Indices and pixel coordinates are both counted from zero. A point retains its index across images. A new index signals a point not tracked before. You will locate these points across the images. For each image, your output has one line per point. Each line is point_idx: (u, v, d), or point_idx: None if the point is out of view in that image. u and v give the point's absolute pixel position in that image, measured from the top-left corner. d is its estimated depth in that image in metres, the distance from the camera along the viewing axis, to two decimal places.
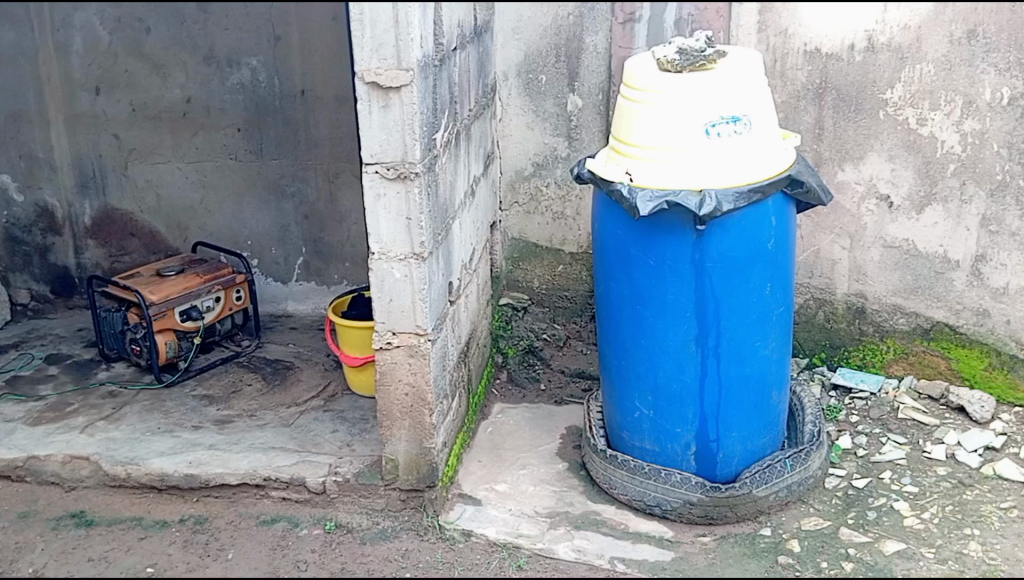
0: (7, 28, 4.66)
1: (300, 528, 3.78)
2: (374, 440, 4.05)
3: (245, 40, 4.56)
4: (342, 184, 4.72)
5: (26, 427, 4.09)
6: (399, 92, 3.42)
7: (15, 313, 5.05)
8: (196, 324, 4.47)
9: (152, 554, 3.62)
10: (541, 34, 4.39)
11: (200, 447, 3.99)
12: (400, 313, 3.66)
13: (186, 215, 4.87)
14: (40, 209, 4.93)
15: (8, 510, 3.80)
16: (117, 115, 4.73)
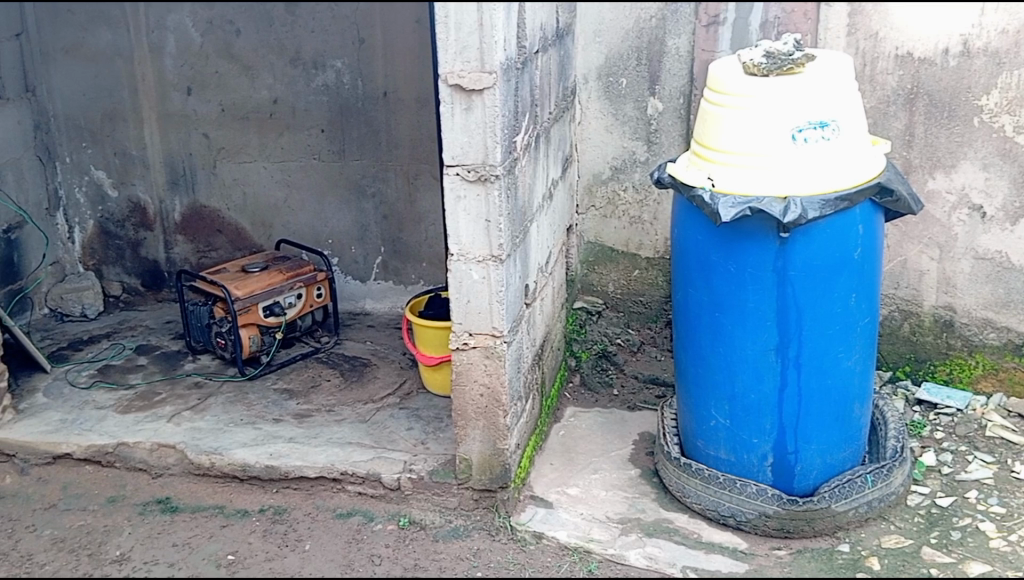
0: (105, 29, 4.84)
1: (374, 523, 3.85)
2: (448, 439, 4.09)
3: (331, 42, 4.64)
4: (421, 185, 4.78)
5: (117, 414, 4.24)
6: (482, 94, 3.44)
7: (108, 304, 5.24)
8: (278, 320, 4.57)
9: (233, 542, 3.73)
10: (622, 37, 4.36)
11: (280, 439, 4.09)
12: (477, 314, 3.69)
13: (270, 213, 4.99)
14: (133, 205, 5.12)
15: (98, 494, 3.95)
16: (207, 115, 4.87)
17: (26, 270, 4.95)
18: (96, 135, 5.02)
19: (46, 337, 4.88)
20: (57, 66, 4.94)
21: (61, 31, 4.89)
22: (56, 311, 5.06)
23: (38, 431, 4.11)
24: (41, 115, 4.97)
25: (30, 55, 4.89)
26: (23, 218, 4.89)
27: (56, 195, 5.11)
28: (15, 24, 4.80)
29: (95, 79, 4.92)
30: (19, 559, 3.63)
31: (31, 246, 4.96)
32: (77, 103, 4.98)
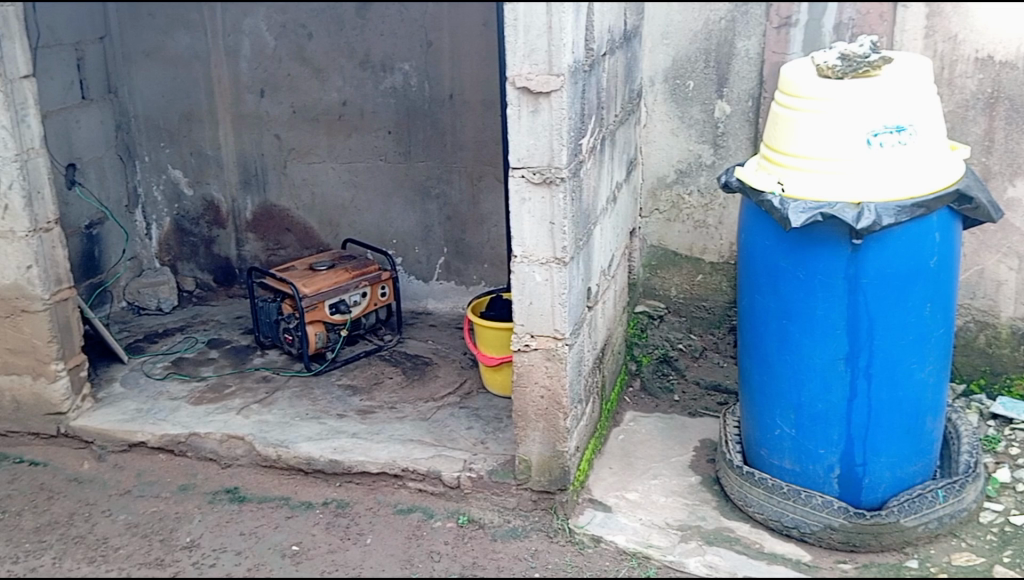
0: (184, 33, 5.00)
1: (434, 519, 3.90)
2: (507, 440, 4.11)
3: (399, 46, 4.71)
4: (485, 187, 4.81)
5: (189, 405, 4.38)
6: (549, 97, 3.45)
7: (182, 299, 5.42)
8: (344, 317, 4.66)
9: (297, 533, 3.82)
10: (690, 39, 4.31)
11: (343, 434, 4.17)
12: (539, 316, 3.70)
13: (338, 213, 5.08)
14: (208, 202, 5.27)
15: (170, 482, 4.09)
16: (279, 116, 4.99)
17: (106, 264, 5.14)
18: (174, 135, 5.18)
19: (124, 329, 5.06)
20: (138, 68, 5.12)
21: (142, 35, 5.06)
22: (133, 304, 5.25)
23: (115, 419, 4.27)
24: (123, 115, 5.15)
25: (113, 58, 5.07)
26: (105, 214, 5.08)
27: (135, 193, 5.30)
28: (100, 28, 5.00)
29: (174, 81, 5.09)
30: (96, 541, 3.78)
31: (111, 241, 5.15)
32: (156, 104, 5.15)
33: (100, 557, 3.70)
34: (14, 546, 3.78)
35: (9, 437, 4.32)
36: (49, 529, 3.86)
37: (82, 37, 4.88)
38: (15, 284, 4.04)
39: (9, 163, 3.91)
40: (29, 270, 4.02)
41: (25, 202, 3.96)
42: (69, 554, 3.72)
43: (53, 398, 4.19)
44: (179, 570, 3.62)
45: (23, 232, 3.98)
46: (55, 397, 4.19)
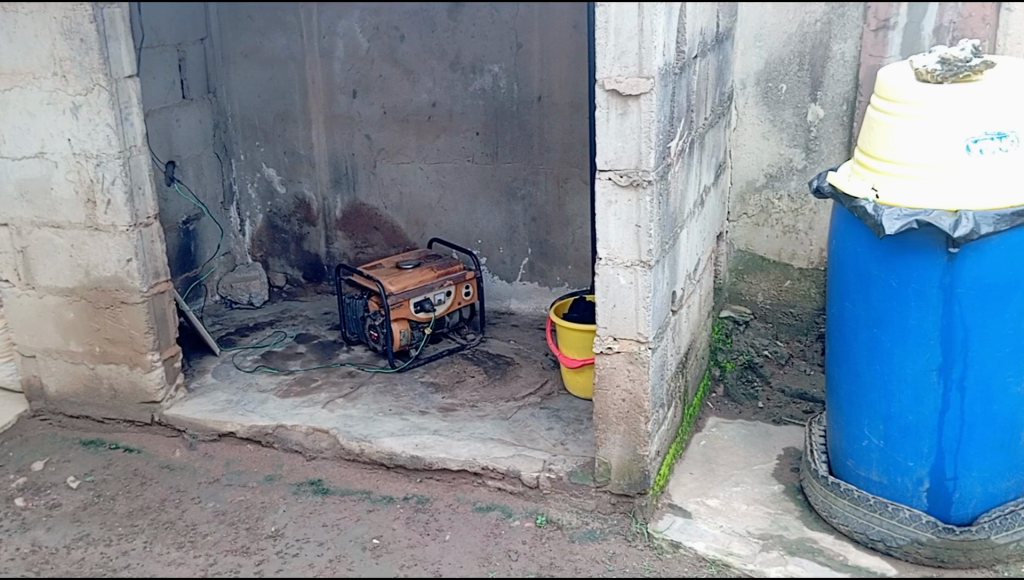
0: (281, 34, 5.12)
1: (513, 519, 3.92)
2: (588, 442, 4.11)
3: (490, 47, 4.75)
4: (571, 189, 4.82)
5: (277, 398, 4.48)
6: (639, 99, 3.44)
7: (272, 294, 5.56)
8: (428, 315, 4.70)
9: (378, 527, 3.88)
10: (784, 42, 4.27)
11: (425, 431, 4.22)
12: (623, 319, 3.69)
13: (424, 212, 5.16)
14: (299, 201, 5.40)
15: (257, 472, 4.20)
16: (369, 117, 5.08)
17: (201, 259, 5.30)
18: (268, 134, 5.32)
19: (217, 322, 5.21)
20: (235, 70, 5.27)
21: (240, 36, 5.21)
22: (226, 298, 5.40)
23: (206, 409, 4.40)
24: (220, 115, 5.31)
25: (212, 58, 5.23)
26: (201, 210, 5.24)
27: (230, 190, 5.46)
28: (200, 30, 5.15)
29: (269, 82, 5.22)
30: (185, 527, 3.90)
31: (207, 237, 5.31)
32: (252, 104, 5.30)
33: (189, 542, 3.82)
34: (108, 529, 3.91)
35: (106, 423, 4.48)
36: (141, 514, 3.98)
37: (183, 38, 5.03)
38: (116, 276, 4.19)
39: (113, 159, 4.06)
40: (129, 263, 4.16)
41: (127, 197, 4.10)
42: (159, 539, 3.84)
43: (149, 386, 4.33)
44: (264, 558, 3.72)
45: (125, 226, 4.13)
46: (151, 386, 4.33)
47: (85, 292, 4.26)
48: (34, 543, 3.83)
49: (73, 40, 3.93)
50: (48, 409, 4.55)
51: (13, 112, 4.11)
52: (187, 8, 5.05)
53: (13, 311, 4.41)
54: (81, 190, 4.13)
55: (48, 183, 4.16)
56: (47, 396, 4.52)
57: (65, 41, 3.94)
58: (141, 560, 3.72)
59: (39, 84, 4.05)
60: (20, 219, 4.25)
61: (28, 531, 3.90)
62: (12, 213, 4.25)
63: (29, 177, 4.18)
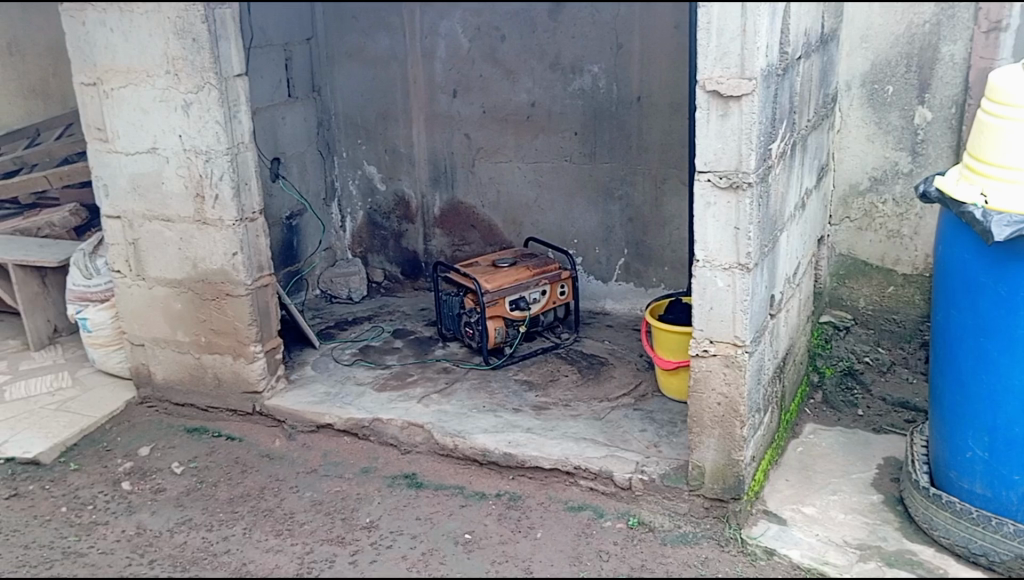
0: (384, 35, 5.22)
1: (604, 519, 3.90)
2: (682, 445, 4.08)
3: (590, 48, 4.78)
4: (669, 189, 4.82)
5: (374, 391, 4.57)
6: (740, 100, 3.37)
7: (371, 289, 5.67)
8: (523, 314, 4.74)
9: (470, 522, 3.91)
10: (892, 43, 4.21)
11: (519, 429, 4.25)
12: (719, 322, 3.64)
13: (521, 211, 5.22)
14: (398, 198, 5.51)
15: (354, 464, 4.28)
16: (469, 116, 5.17)
17: (303, 254, 5.43)
18: (370, 132, 5.43)
19: (315, 315, 5.33)
20: (337, 70, 5.39)
21: (344, 36, 5.32)
22: (326, 292, 5.53)
23: (305, 401, 4.50)
24: (324, 113, 5.44)
25: (318, 58, 5.35)
26: (304, 206, 5.37)
27: (332, 187, 5.59)
28: (307, 30, 5.26)
29: (371, 81, 5.33)
30: (283, 516, 3.99)
31: (309, 233, 5.44)
32: (354, 103, 5.42)
33: (287, 530, 3.91)
34: (210, 515, 4.02)
35: (209, 412, 4.62)
36: (241, 501, 4.09)
37: (290, 38, 5.14)
38: (222, 269, 4.31)
39: (221, 155, 4.16)
40: (235, 256, 4.27)
41: (234, 192, 4.21)
42: (259, 526, 3.94)
43: (251, 377, 4.45)
44: (359, 549, 3.78)
45: (231, 221, 4.23)
46: (253, 376, 4.45)
47: (193, 284, 4.39)
48: (139, 526, 3.95)
49: (185, 40, 4.03)
50: (155, 396, 4.71)
51: (127, 108, 4.24)
52: (295, 9, 5.15)
53: (124, 301, 4.58)
54: (190, 185, 4.24)
55: (159, 177, 4.29)
56: (155, 384, 4.69)
57: (177, 40, 4.05)
58: (241, 546, 3.82)
59: (152, 82, 4.16)
60: (132, 213, 4.40)
61: (133, 513, 4.03)
62: (125, 206, 4.40)
63: (142, 172, 4.31)
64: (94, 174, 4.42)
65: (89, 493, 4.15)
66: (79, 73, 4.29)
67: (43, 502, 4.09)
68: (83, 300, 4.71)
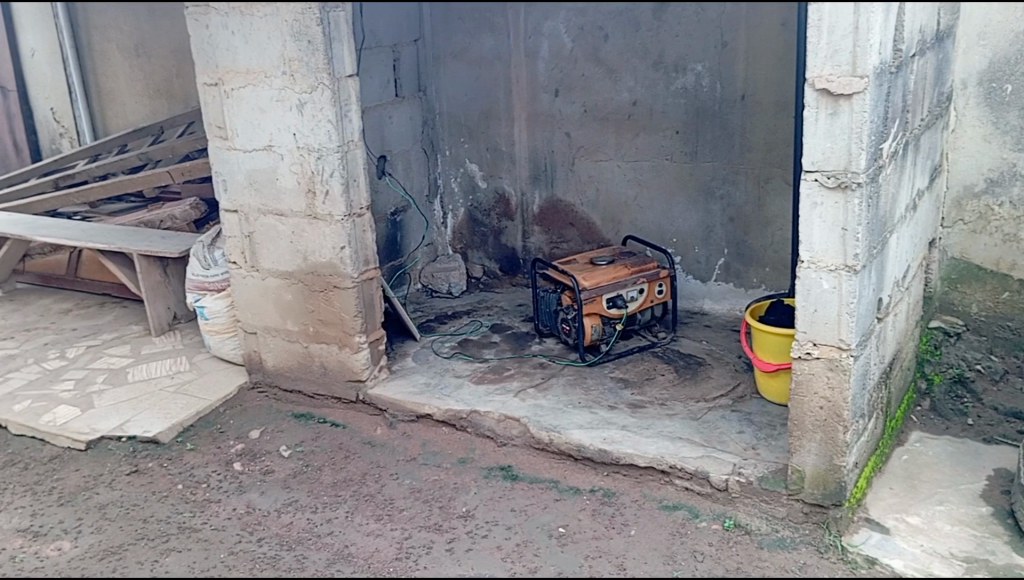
0: (490, 35, 5.33)
1: (700, 520, 3.88)
2: (781, 448, 4.02)
3: (694, 46, 4.79)
4: (772, 189, 4.79)
5: (472, 384, 4.67)
6: (850, 99, 3.29)
7: (470, 284, 5.80)
8: (620, 312, 4.76)
9: (565, 516, 3.96)
10: (1012, 40, 4.08)
11: (614, 426, 4.28)
12: (824, 325, 3.55)
13: (620, 210, 5.26)
14: (499, 196, 5.62)
15: (451, 454, 4.40)
16: (571, 115, 5.24)
17: (406, 249, 5.58)
18: (473, 131, 5.55)
19: (417, 309, 5.48)
20: (442, 69, 5.52)
21: (450, 37, 5.45)
22: (428, 286, 5.68)
23: (406, 391, 4.65)
24: (430, 112, 5.57)
25: (425, 58, 5.48)
26: (408, 202, 5.52)
27: (435, 184, 5.73)
28: (415, 31, 5.39)
29: (475, 80, 5.45)
30: (383, 501, 4.13)
31: (412, 228, 5.59)
32: (457, 102, 5.54)
33: (387, 515, 4.05)
34: (315, 497, 4.19)
35: (315, 398, 4.82)
36: (344, 485, 4.25)
37: (399, 39, 5.27)
38: (331, 262, 4.48)
39: (332, 153, 4.33)
40: (342, 250, 4.44)
41: (343, 188, 4.37)
42: (360, 510, 4.09)
43: (355, 366, 4.63)
44: (455, 537, 3.88)
45: (340, 216, 4.40)
46: (357, 366, 4.63)
47: (303, 276, 4.59)
48: (248, 505, 4.16)
49: (301, 42, 4.21)
50: (265, 382, 4.94)
51: (245, 108, 4.46)
52: (404, 11, 5.29)
53: (239, 291, 4.81)
54: (303, 181, 4.43)
55: (274, 174, 4.49)
56: (265, 370, 4.91)
57: (294, 42, 4.22)
58: (343, 529, 3.97)
59: (270, 82, 4.36)
60: (248, 207, 4.61)
61: (244, 493, 4.24)
62: (241, 201, 4.62)
63: (258, 168, 4.52)
64: (214, 170, 4.66)
65: (203, 472, 4.38)
66: (202, 73, 4.51)
67: (161, 479, 4.34)
68: (201, 289, 4.97)
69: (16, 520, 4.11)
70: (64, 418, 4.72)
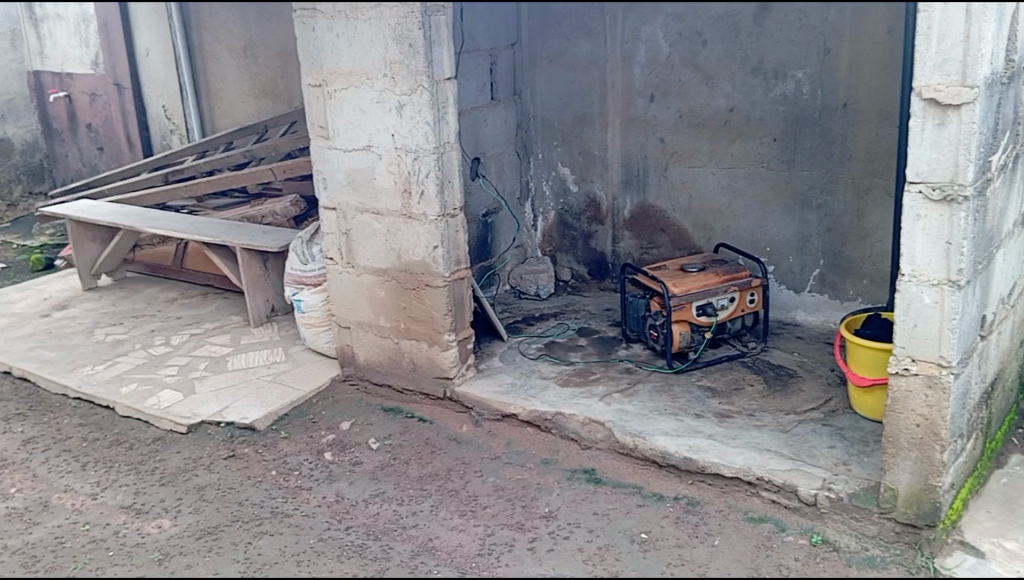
0: (586, 40, 5.36)
1: (786, 533, 3.82)
2: (873, 465, 3.93)
3: (795, 53, 4.74)
4: (872, 200, 4.70)
5: (557, 386, 4.71)
6: (960, 110, 3.20)
7: (558, 287, 5.84)
8: (709, 320, 4.72)
9: (648, 522, 3.96)
10: None
11: (700, 435, 4.25)
12: (924, 340, 3.46)
13: (713, 217, 5.24)
14: (590, 200, 5.64)
15: (535, 455, 4.44)
16: (665, 120, 5.23)
17: (496, 250, 5.65)
18: (566, 135, 5.58)
19: (505, 310, 5.56)
20: (538, 73, 5.57)
21: (547, 41, 5.49)
22: (515, 287, 5.74)
23: (493, 390, 4.72)
24: (524, 115, 5.63)
25: (521, 62, 5.52)
26: (500, 204, 5.58)
27: (527, 187, 5.78)
28: (512, 36, 5.43)
29: (570, 84, 5.48)
30: (467, 497, 4.20)
31: (503, 230, 5.66)
32: (552, 105, 5.58)
33: (470, 511, 4.11)
34: (401, 489, 4.29)
35: (405, 393, 4.94)
36: (429, 480, 4.34)
37: (497, 43, 5.33)
38: (423, 261, 4.59)
39: (429, 154, 4.42)
40: (435, 250, 4.53)
41: (439, 189, 4.46)
42: (444, 505, 4.17)
43: (444, 364, 4.73)
44: (537, 536, 3.92)
45: (434, 216, 4.49)
46: (446, 363, 4.73)
47: (396, 274, 4.70)
48: (337, 494, 4.29)
49: (403, 45, 4.31)
50: (357, 375, 5.08)
51: (347, 108, 4.59)
52: (503, 15, 5.34)
53: (334, 286, 4.96)
54: (399, 181, 4.54)
55: (373, 174, 4.61)
56: (357, 363, 5.05)
57: (396, 45, 4.33)
58: (428, 522, 4.06)
59: (372, 84, 4.48)
60: (347, 205, 4.75)
61: (333, 482, 4.38)
62: (341, 199, 4.76)
63: (357, 168, 4.65)
64: (316, 169, 4.81)
65: (295, 460, 4.54)
66: (307, 75, 4.67)
67: (256, 464, 4.51)
68: (299, 283, 5.17)
69: (121, 497, 4.34)
70: (167, 401, 4.95)
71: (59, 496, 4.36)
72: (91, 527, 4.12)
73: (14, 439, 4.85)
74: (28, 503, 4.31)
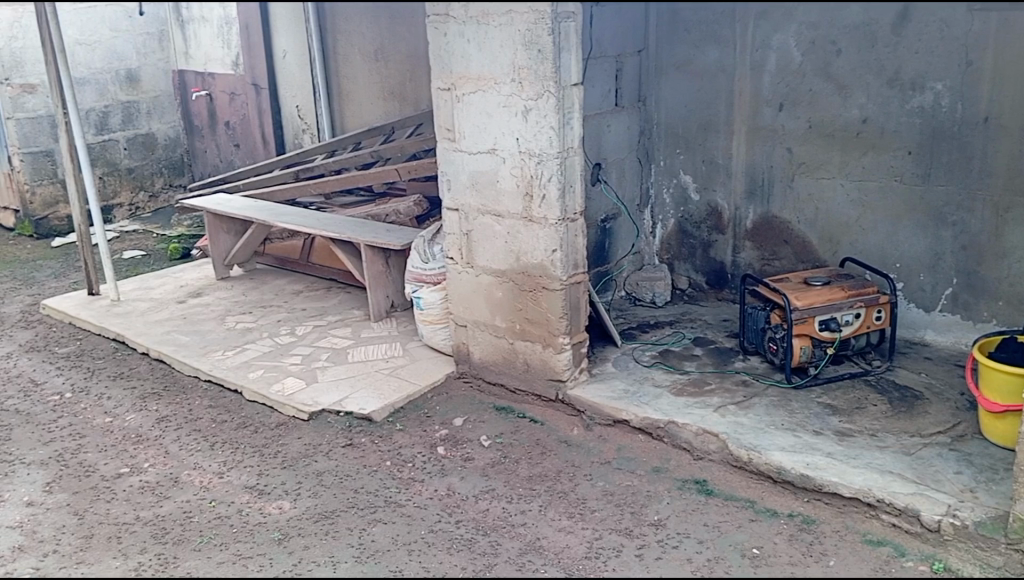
0: (714, 48, 5.32)
1: (906, 559, 3.69)
2: (1003, 494, 3.76)
3: (936, 64, 4.59)
4: (1012, 219, 4.53)
5: (671, 395, 4.69)
6: None
7: (674, 295, 5.83)
8: (833, 336, 4.61)
9: (759, 537, 3.89)
10: None
11: (819, 452, 4.15)
12: None
13: (840, 230, 5.12)
14: (711, 209, 5.61)
15: (646, 462, 4.43)
16: (794, 130, 5.15)
17: (614, 256, 5.66)
18: (690, 143, 5.56)
19: (619, 316, 5.57)
20: (664, 81, 5.55)
21: (675, 48, 5.47)
22: (630, 294, 5.74)
23: (605, 395, 4.74)
24: (647, 122, 5.61)
25: (647, 68, 5.50)
26: (620, 210, 5.59)
27: (647, 194, 5.77)
28: (640, 42, 5.41)
29: (696, 92, 5.44)
30: (576, 500, 4.23)
31: (621, 236, 5.67)
32: (677, 112, 5.56)
33: (579, 514, 4.14)
34: (510, 487, 4.36)
35: (517, 393, 5.02)
36: (539, 480, 4.39)
37: (625, 50, 5.31)
38: (542, 263, 4.65)
39: (552, 158, 4.47)
40: (554, 253, 4.59)
41: (560, 193, 4.51)
42: (553, 506, 4.22)
43: (557, 366, 4.79)
44: (645, 544, 3.91)
45: (555, 220, 4.54)
46: (559, 366, 4.78)
47: (514, 275, 4.79)
48: (449, 488, 4.39)
49: (532, 51, 4.38)
50: (471, 373, 5.20)
51: (475, 112, 4.70)
52: (632, 22, 5.32)
53: (454, 284, 5.08)
54: (522, 184, 4.62)
55: (496, 176, 4.71)
56: (472, 361, 5.17)
57: (525, 51, 4.41)
58: (536, 522, 4.11)
59: (499, 89, 4.57)
60: (469, 206, 4.86)
61: (445, 475, 4.48)
62: (463, 200, 4.88)
63: (482, 170, 4.75)
64: (441, 170, 4.94)
65: (409, 452, 4.68)
66: (437, 79, 4.80)
67: (372, 454, 4.67)
68: (419, 281, 5.34)
69: (245, 477, 4.57)
70: (291, 388, 5.18)
71: (189, 473, 4.62)
72: (217, 503, 4.35)
73: (149, 416, 5.17)
74: (160, 477, 4.59)
